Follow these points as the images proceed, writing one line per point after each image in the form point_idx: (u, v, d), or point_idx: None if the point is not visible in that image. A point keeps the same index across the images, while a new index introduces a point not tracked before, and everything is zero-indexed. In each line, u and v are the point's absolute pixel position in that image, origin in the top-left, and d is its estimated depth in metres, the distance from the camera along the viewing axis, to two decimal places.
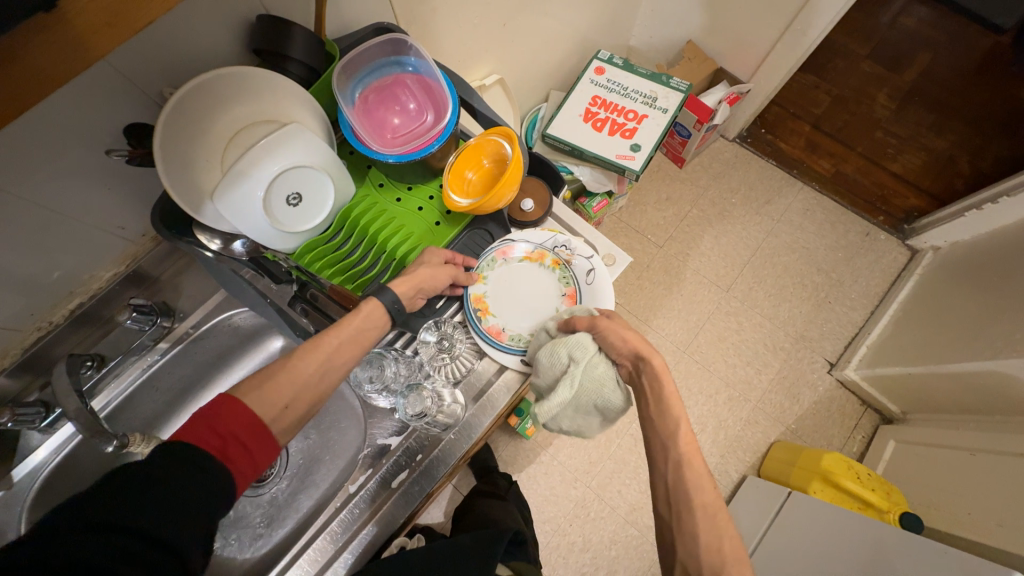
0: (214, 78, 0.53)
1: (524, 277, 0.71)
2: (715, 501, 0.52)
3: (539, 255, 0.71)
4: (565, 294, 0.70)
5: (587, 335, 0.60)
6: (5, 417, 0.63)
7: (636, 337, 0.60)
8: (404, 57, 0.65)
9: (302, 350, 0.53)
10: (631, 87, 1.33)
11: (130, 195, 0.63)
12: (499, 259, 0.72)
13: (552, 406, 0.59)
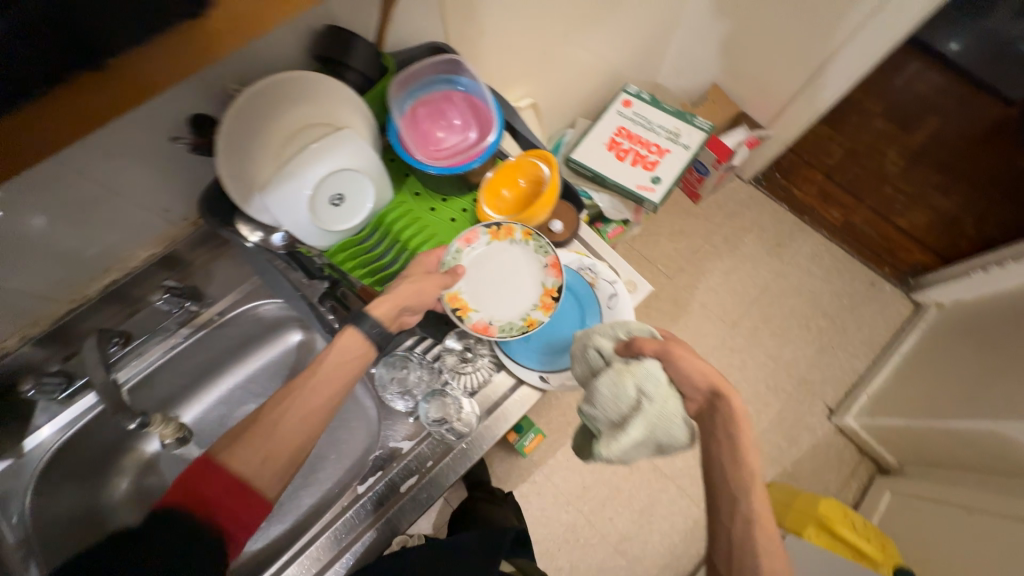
0: (281, 81, 0.57)
1: (495, 259, 0.69)
2: (781, 564, 0.53)
3: (505, 231, 0.68)
4: (547, 263, 0.68)
5: (657, 363, 0.56)
6: (30, 383, 0.66)
7: (713, 371, 0.57)
8: (456, 76, 0.68)
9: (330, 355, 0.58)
10: (656, 122, 1.38)
11: (181, 179, 0.65)
12: (464, 247, 0.68)
13: (624, 444, 0.52)
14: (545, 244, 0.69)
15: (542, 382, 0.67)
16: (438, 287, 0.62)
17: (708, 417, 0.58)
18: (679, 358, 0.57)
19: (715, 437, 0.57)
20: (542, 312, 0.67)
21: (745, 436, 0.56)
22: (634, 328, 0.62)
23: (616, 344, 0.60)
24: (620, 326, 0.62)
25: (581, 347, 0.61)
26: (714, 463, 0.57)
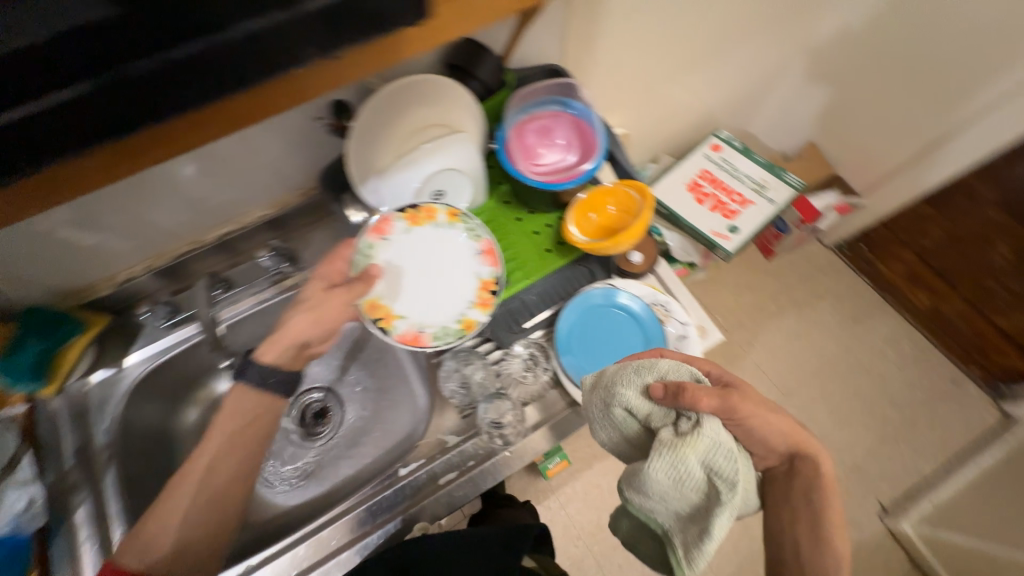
0: (419, 81, 0.61)
1: (415, 248, 0.67)
2: None
3: (422, 213, 0.67)
4: (480, 248, 0.67)
5: (715, 420, 0.48)
6: (145, 307, 0.76)
7: (785, 421, 0.53)
8: (569, 100, 0.71)
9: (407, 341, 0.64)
10: (743, 171, 1.36)
11: (307, 154, 0.72)
12: (376, 241, 0.66)
13: (700, 546, 0.46)
14: (473, 227, 0.68)
15: None
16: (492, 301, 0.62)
17: (790, 481, 0.55)
18: (771, 415, 0.52)
19: (799, 511, 0.53)
20: (477, 307, 0.65)
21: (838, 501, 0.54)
22: (668, 368, 0.53)
23: (659, 397, 0.50)
24: (652, 368, 0.53)
25: (615, 409, 0.52)
26: (788, 544, 0.54)
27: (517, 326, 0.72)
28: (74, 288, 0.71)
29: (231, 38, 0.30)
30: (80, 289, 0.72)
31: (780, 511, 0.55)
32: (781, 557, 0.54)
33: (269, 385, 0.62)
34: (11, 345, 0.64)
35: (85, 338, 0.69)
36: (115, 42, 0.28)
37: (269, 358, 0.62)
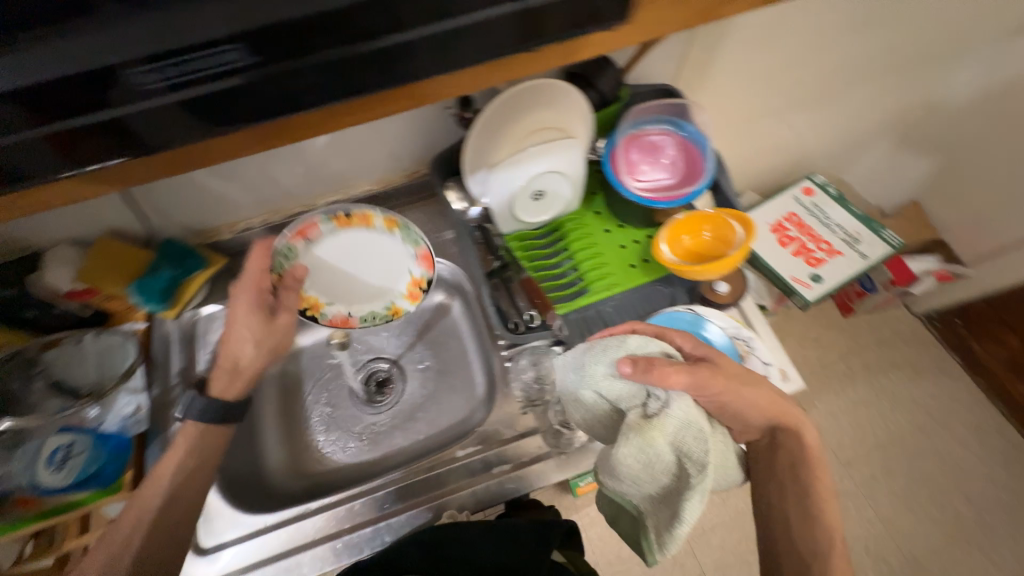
0: (551, 88, 0.64)
1: (339, 245, 0.77)
2: None
3: (354, 219, 0.76)
4: (416, 254, 0.77)
5: (682, 398, 0.52)
6: None
7: (765, 396, 0.56)
8: (682, 122, 0.72)
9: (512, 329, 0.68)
10: (836, 220, 1.29)
11: (423, 139, 0.77)
12: (298, 242, 0.74)
13: (668, 523, 0.51)
14: (411, 235, 0.77)
15: None
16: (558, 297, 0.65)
17: (771, 452, 0.60)
18: (744, 390, 0.55)
19: (784, 478, 0.59)
20: (404, 297, 0.78)
21: (819, 471, 0.59)
22: (636, 345, 0.55)
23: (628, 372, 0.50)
24: (618, 348, 0.55)
25: (585, 392, 0.56)
26: (782, 516, 0.59)
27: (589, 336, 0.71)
28: (203, 228, 0.79)
29: (431, 35, 0.36)
30: (208, 231, 0.80)
31: (768, 480, 0.60)
32: (772, 526, 0.60)
33: (227, 419, 0.65)
34: (149, 270, 0.72)
35: (206, 274, 0.77)
36: (376, 18, 0.35)
37: (229, 394, 0.66)
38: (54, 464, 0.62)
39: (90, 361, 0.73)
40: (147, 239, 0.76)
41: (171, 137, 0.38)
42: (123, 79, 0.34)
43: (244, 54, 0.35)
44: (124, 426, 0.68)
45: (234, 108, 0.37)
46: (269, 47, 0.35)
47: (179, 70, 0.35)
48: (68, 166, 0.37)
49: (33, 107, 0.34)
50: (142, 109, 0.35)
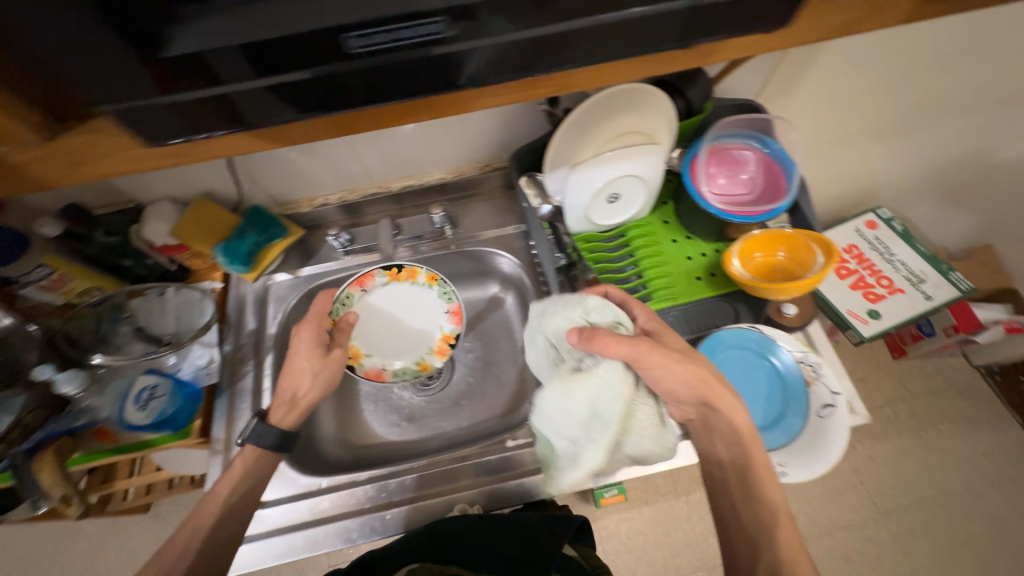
0: (642, 93, 0.64)
1: (389, 295, 0.82)
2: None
3: (404, 273, 0.81)
4: (448, 310, 0.81)
5: (616, 364, 0.53)
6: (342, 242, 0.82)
7: (697, 373, 0.56)
8: (766, 138, 0.71)
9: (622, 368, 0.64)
10: (900, 258, 1.24)
11: (502, 133, 0.79)
12: (356, 291, 0.80)
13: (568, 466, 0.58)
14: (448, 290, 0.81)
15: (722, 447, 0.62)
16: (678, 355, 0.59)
17: (705, 431, 0.60)
18: (678, 365, 0.55)
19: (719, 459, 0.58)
20: (435, 355, 0.80)
21: (757, 454, 0.57)
22: (593, 308, 0.57)
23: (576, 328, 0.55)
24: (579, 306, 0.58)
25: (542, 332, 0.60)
26: (723, 500, 0.57)
27: None
28: (285, 200, 0.84)
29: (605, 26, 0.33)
30: (288, 203, 0.85)
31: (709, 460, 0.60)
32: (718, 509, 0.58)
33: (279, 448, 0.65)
34: (235, 232, 0.76)
35: (284, 242, 0.81)
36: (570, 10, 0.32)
37: (285, 423, 0.66)
38: (139, 403, 0.68)
39: (169, 312, 0.77)
40: (234, 205, 0.81)
41: (341, 106, 0.35)
42: (329, 44, 0.31)
43: (450, 30, 0.31)
44: (196, 375, 0.72)
45: (423, 80, 0.34)
46: (477, 28, 0.32)
47: (387, 42, 0.31)
48: (219, 123, 0.34)
49: (221, 59, 0.30)
50: (327, 76, 0.32)
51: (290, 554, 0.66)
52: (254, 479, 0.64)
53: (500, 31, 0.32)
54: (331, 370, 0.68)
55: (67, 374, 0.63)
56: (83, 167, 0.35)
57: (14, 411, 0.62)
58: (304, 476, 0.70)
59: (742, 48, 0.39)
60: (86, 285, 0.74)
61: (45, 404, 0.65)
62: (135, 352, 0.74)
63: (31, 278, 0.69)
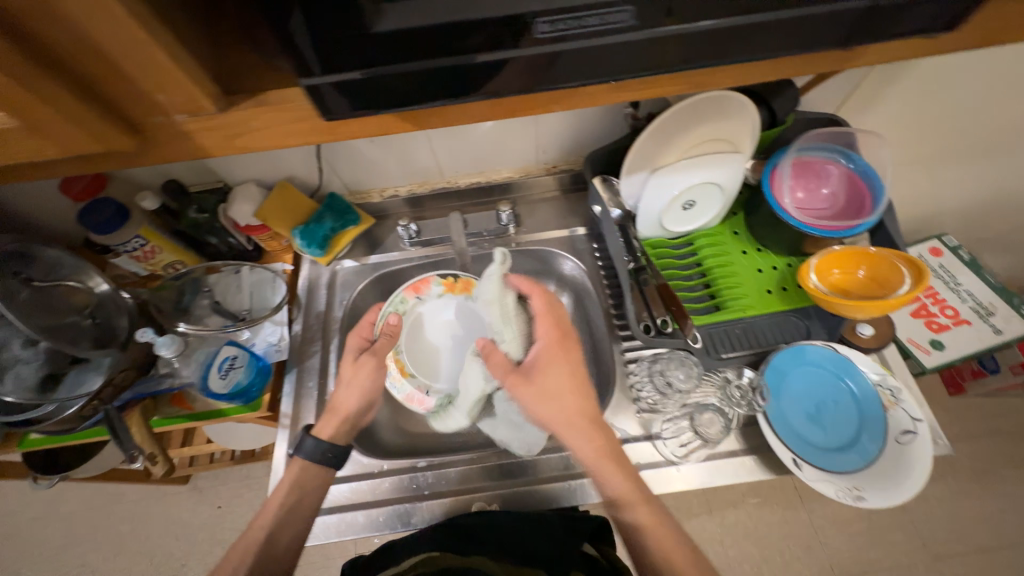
0: (734, 103, 0.64)
1: (440, 308, 0.79)
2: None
3: (458, 284, 0.80)
4: None
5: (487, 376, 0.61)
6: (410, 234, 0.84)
7: (541, 411, 0.58)
8: (851, 153, 0.70)
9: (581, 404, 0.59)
10: (965, 287, 1.14)
11: (577, 135, 0.79)
12: (410, 297, 0.79)
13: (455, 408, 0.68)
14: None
15: (795, 467, 0.60)
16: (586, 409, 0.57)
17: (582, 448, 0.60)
18: (537, 396, 0.58)
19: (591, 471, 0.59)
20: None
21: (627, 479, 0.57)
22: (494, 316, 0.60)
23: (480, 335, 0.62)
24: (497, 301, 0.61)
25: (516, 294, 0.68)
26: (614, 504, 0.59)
27: (719, 355, 0.68)
28: (357, 190, 0.86)
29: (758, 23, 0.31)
30: (359, 193, 0.87)
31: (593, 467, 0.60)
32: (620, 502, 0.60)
33: (328, 461, 0.61)
34: (313, 217, 0.79)
35: (356, 230, 0.84)
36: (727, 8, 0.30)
37: (326, 435, 0.63)
38: (221, 372, 0.70)
39: (244, 289, 0.81)
40: (311, 190, 0.84)
41: (499, 93, 0.33)
42: (516, 27, 0.29)
43: (635, 19, 0.30)
44: (267, 351, 0.75)
45: (576, 71, 0.32)
46: (664, 16, 0.30)
47: (572, 30, 0.30)
48: (307, 109, 0.33)
49: (364, 47, 0.29)
50: (501, 61, 0.31)
51: (352, 531, 0.64)
52: (304, 484, 0.61)
53: (680, 20, 0.30)
54: (372, 377, 0.67)
55: (166, 339, 0.64)
56: (243, 140, 0.34)
57: (106, 370, 0.64)
58: (366, 455, 0.69)
59: (886, 54, 0.37)
60: (170, 258, 0.78)
61: (135, 364, 0.68)
62: (213, 325, 0.77)
63: (127, 249, 0.73)
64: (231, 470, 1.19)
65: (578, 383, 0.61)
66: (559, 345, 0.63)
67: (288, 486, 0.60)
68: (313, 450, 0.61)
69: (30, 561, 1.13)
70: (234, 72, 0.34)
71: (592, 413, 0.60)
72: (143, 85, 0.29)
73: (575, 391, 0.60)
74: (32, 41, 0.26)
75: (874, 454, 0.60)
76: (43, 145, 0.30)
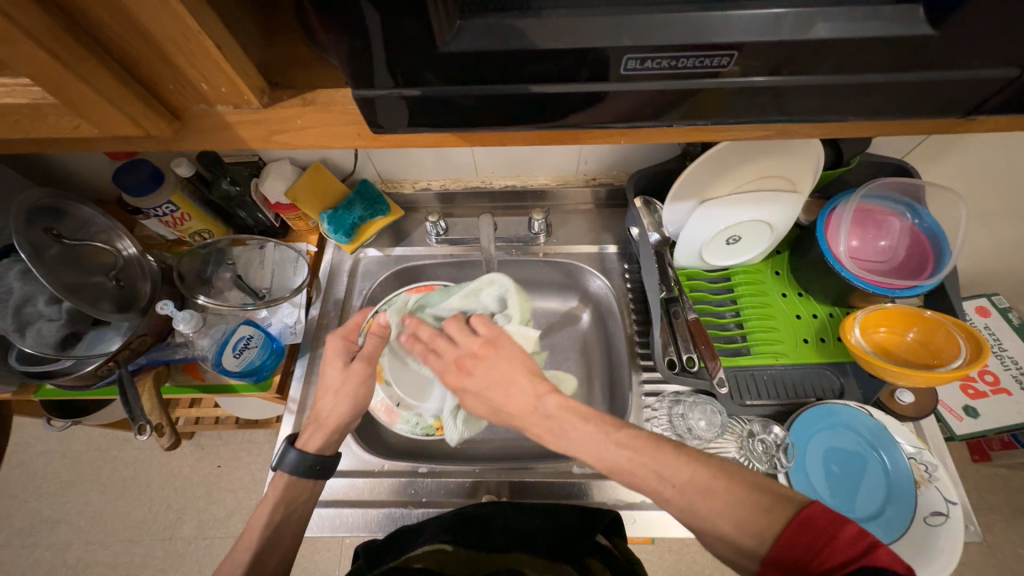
0: (799, 143, 0.60)
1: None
2: None
3: None
4: None
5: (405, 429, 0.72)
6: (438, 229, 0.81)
7: (489, 412, 0.53)
8: (921, 208, 0.65)
9: (505, 388, 0.51)
10: (1011, 352, 0.97)
11: (624, 152, 0.76)
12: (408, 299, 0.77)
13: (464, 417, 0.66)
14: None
15: None
16: (518, 384, 0.51)
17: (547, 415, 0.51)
18: (477, 395, 0.53)
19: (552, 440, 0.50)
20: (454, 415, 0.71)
21: (607, 460, 0.47)
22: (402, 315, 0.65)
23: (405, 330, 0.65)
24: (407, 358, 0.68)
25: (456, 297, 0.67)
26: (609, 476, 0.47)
27: (743, 401, 0.65)
28: (390, 179, 0.84)
29: (854, 81, 0.28)
30: (392, 181, 0.85)
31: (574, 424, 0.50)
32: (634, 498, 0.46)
33: (314, 474, 0.59)
34: (343, 203, 0.77)
35: (384, 220, 0.83)
36: (821, 58, 0.27)
37: (312, 448, 0.60)
38: (236, 351, 0.68)
39: (266, 266, 0.79)
40: (344, 175, 0.82)
41: (575, 125, 0.32)
42: (601, 60, 0.28)
43: (734, 64, 0.28)
44: (282, 332, 0.75)
45: (642, 98, 0.30)
46: (761, 64, 0.28)
47: (661, 70, 0.28)
48: (403, 124, 0.32)
49: (463, 62, 0.28)
50: (576, 94, 0.30)
51: (345, 529, 0.64)
52: (290, 499, 0.58)
53: (771, 70, 0.28)
54: (363, 386, 0.62)
55: (186, 314, 0.64)
56: (283, 136, 0.34)
57: (124, 333, 0.65)
58: (368, 451, 0.68)
59: (984, 129, 0.34)
60: (199, 227, 0.77)
61: (153, 332, 0.69)
62: (233, 300, 0.77)
63: (157, 213, 0.72)
64: (234, 433, 1.21)
65: (499, 393, 0.51)
66: (459, 367, 0.54)
67: (275, 500, 0.58)
68: (296, 463, 0.58)
69: (37, 493, 1.16)
70: (287, 60, 0.34)
71: (528, 408, 0.50)
72: (185, 69, 0.29)
73: (495, 400, 0.52)
74: (82, 22, 0.26)
75: (894, 530, 0.57)
76: (78, 122, 0.30)
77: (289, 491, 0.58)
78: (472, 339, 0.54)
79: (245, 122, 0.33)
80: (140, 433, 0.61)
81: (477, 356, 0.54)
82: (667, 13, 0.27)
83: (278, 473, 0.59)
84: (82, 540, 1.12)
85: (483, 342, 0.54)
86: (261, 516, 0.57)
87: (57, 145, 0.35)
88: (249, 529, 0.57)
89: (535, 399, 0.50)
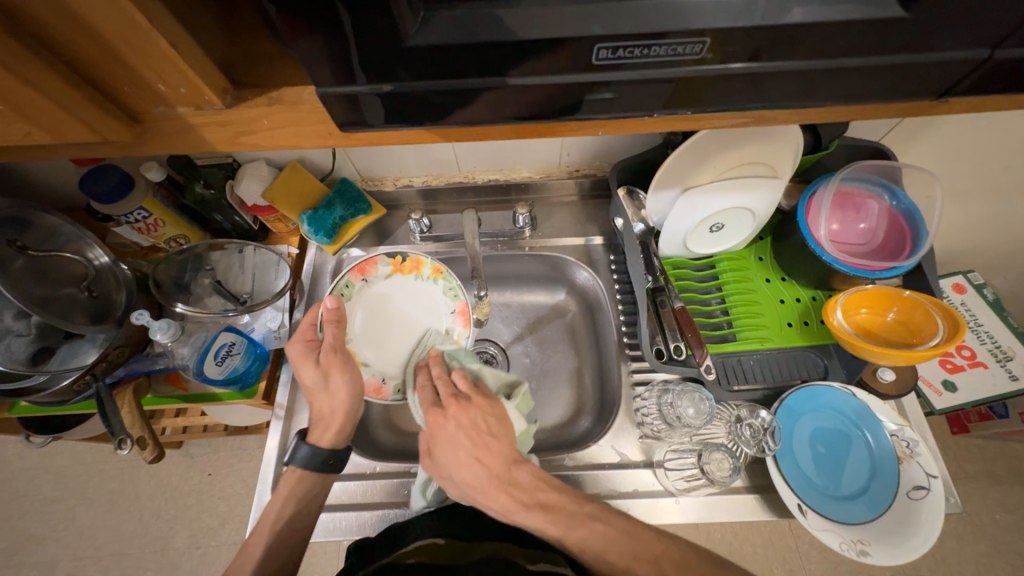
0: (780, 129, 0.60)
1: (389, 289, 0.76)
2: None
3: (407, 264, 0.77)
4: (456, 308, 0.75)
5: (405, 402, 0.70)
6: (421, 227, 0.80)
7: (449, 471, 0.55)
8: (898, 190, 0.66)
9: (484, 442, 0.55)
10: (987, 327, 0.99)
11: (606, 143, 0.75)
12: (356, 280, 0.75)
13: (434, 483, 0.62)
14: (453, 286, 0.76)
15: (798, 512, 0.58)
16: (489, 452, 0.55)
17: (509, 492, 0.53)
18: (448, 441, 0.55)
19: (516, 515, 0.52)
20: None
21: None
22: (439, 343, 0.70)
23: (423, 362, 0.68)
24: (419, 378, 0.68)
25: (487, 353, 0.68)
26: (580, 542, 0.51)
27: (730, 386, 0.66)
28: (370, 177, 0.82)
29: (829, 66, 0.28)
30: (372, 179, 0.83)
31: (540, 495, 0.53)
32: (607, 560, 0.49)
33: (327, 469, 0.59)
34: (322, 203, 0.76)
35: (366, 219, 0.81)
36: (795, 43, 0.27)
37: (326, 443, 0.60)
38: (218, 358, 0.66)
39: (246, 270, 0.78)
40: (323, 174, 0.80)
41: (551, 118, 0.32)
42: (575, 50, 0.27)
43: (710, 51, 0.27)
44: (266, 337, 0.74)
45: (618, 86, 0.29)
46: (737, 50, 0.27)
47: (636, 59, 0.28)
48: (376, 121, 0.31)
49: (434, 55, 0.27)
50: (550, 86, 0.29)
51: (339, 533, 0.63)
52: (303, 494, 0.58)
53: (746, 57, 0.28)
54: (347, 371, 0.62)
55: (163, 323, 0.62)
56: (250, 137, 0.33)
57: (101, 345, 0.63)
58: (360, 454, 0.68)
59: (957, 110, 0.34)
60: (173, 233, 0.75)
61: (130, 342, 0.66)
62: (213, 306, 0.75)
63: (128, 220, 0.69)
64: (223, 440, 1.19)
65: (468, 454, 0.54)
66: (444, 407, 0.57)
67: (286, 494, 0.57)
68: (309, 457, 0.58)
69: (21, 511, 1.13)
70: (251, 58, 0.33)
71: (499, 474, 0.54)
72: (142, 70, 0.28)
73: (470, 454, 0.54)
74: (22, 21, 0.25)
75: (881, 503, 0.58)
76: (28, 128, 0.29)
77: (301, 487, 0.58)
78: (451, 391, 0.59)
79: (207, 124, 0.32)
80: (121, 447, 0.60)
81: (467, 401, 0.58)
82: (639, 0, 0.26)
83: (290, 467, 0.59)
84: (71, 556, 1.09)
85: (463, 396, 0.58)
86: (272, 511, 0.56)
87: (11, 154, 0.34)
88: (256, 530, 0.56)
89: (509, 464, 0.54)
